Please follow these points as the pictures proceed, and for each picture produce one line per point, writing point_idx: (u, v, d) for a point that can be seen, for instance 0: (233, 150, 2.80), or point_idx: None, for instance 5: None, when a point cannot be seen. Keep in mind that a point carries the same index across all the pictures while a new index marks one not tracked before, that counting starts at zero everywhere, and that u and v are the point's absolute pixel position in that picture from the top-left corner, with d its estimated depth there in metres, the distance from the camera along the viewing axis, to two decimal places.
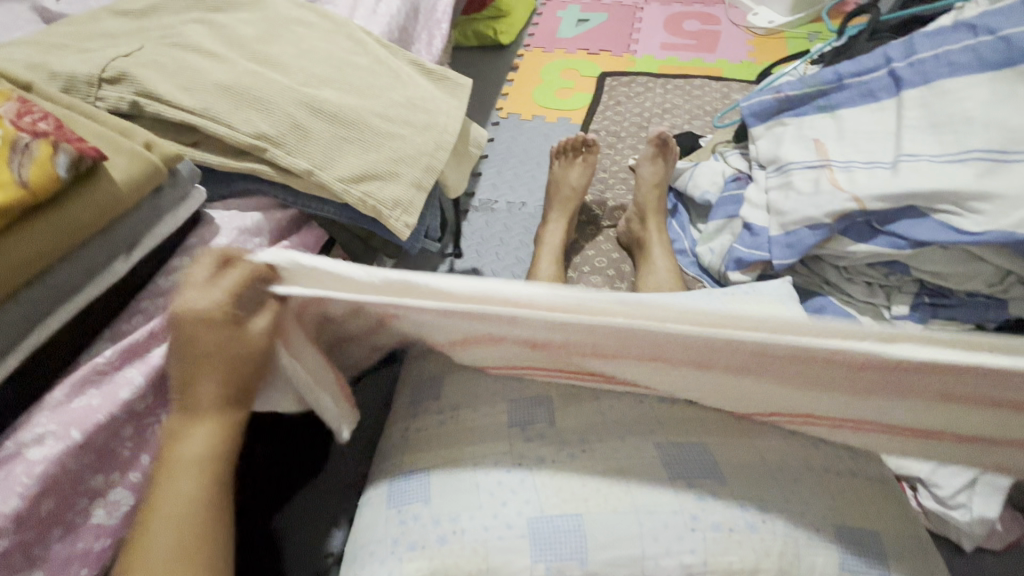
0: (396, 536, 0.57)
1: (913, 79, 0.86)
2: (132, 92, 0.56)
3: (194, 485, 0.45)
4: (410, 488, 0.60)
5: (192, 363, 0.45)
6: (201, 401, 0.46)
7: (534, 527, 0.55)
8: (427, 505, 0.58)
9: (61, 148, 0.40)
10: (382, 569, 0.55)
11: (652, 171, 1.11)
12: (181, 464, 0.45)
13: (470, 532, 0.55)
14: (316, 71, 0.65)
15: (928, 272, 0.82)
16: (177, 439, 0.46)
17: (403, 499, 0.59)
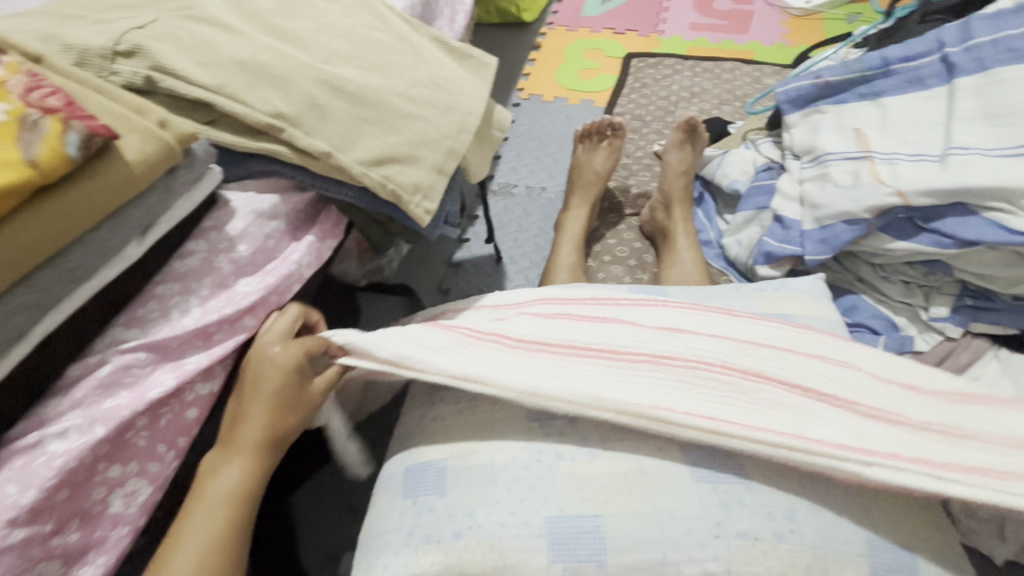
0: (411, 528, 0.56)
1: (968, 66, 0.80)
2: (146, 66, 0.54)
3: (219, 520, 0.47)
4: (425, 478, 0.59)
5: (245, 402, 0.50)
6: (242, 439, 0.49)
7: (552, 527, 0.53)
8: (442, 498, 0.57)
9: (71, 126, 0.38)
10: (395, 560, 0.54)
11: (679, 159, 1.07)
12: (213, 497, 0.47)
13: (486, 528, 0.54)
14: (336, 47, 0.62)
15: (972, 273, 0.77)
16: (215, 470, 0.48)
17: (418, 490, 0.59)
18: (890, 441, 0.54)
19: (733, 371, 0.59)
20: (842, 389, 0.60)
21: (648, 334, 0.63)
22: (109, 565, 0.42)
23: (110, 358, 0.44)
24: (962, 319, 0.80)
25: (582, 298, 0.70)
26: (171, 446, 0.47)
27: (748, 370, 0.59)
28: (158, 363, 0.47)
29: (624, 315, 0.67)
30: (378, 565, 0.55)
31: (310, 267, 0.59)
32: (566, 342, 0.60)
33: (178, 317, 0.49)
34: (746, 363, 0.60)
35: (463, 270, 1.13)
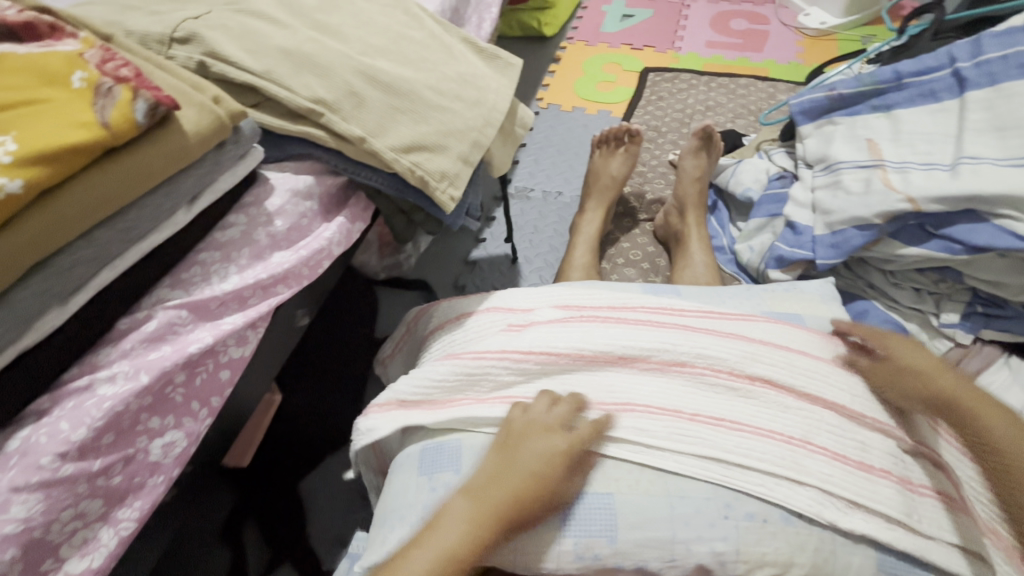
0: (427, 500, 0.57)
1: (979, 80, 0.83)
2: (200, 52, 0.58)
3: (427, 572, 0.49)
4: (441, 453, 0.60)
5: (513, 453, 0.55)
6: (537, 481, 0.53)
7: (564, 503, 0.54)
8: (458, 472, 0.58)
9: (140, 94, 0.42)
10: (412, 531, 0.56)
11: (693, 166, 1.10)
12: (435, 551, 0.50)
13: None
14: (373, 42, 0.66)
15: (984, 280, 0.79)
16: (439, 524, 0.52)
17: (434, 465, 0.60)
18: (885, 453, 0.57)
19: (739, 378, 0.61)
20: (851, 401, 0.60)
21: (666, 335, 0.65)
22: (145, 509, 0.45)
23: (156, 314, 0.47)
24: (973, 326, 0.81)
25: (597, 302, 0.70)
26: (205, 404, 0.50)
27: (755, 376, 0.61)
28: (198, 323, 0.50)
29: (637, 317, 0.68)
30: (395, 536, 0.56)
31: (339, 245, 0.63)
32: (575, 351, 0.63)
33: (217, 282, 0.52)
34: (756, 369, 0.62)
35: (479, 268, 1.16)
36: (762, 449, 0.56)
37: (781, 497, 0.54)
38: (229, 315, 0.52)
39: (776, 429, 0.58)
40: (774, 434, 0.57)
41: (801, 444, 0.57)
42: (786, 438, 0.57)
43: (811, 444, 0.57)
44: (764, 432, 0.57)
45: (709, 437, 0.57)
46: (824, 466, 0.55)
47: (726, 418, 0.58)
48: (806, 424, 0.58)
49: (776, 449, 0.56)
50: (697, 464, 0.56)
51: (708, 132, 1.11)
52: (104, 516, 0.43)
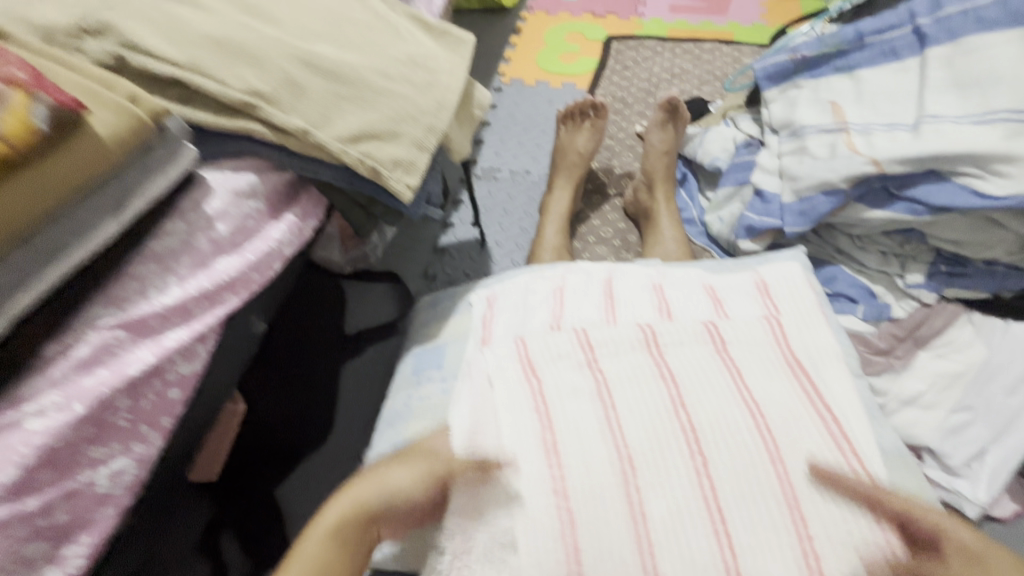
0: (415, 383, 0.72)
1: (939, 36, 0.82)
2: (114, 44, 0.53)
3: None
4: (432, 356, 0.75)
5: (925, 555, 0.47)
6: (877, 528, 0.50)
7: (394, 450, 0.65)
8: (440, 369, 0.72)
9: (38, 98, 0.38)
10: (404, 397, 0.71)
11: (587, 140, 1.09)
12: None
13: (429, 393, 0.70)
14: (310, 24, 0.62)
15: (947, 240, 0.80)
16: (366, 476, 0.50)
17: (423, 365, 0.74)
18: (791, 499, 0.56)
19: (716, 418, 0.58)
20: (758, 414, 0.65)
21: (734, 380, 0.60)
22: (96, 543, 0.42)
23: (87, 336, 0.44)
24: (937, 286, 0.82)
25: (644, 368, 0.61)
26: (155, 426, 0.47)
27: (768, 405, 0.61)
28: (138, 341, 0.46)
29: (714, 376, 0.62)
30: (393, 398, 0.73)
31: (291, 245, 0.60)
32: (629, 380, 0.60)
33: (156, 295, 0.49)
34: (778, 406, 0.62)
35: (448, 255, 1.10)
36: (708, 369, 0.60)
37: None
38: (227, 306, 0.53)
39: (794, 483, 0.53)
40: (546, 453, 0.53)
41: (809, 545, 0.50)
42: (624, 456, 0.54)
43: (660, 560, 0.49)
44: (751, 506, 0.52)
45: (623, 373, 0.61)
46: (624, 553, 0.50)
47: (728, 540, 0.50)
48: (601, 546, 0.50)
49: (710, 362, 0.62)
50: (539, 490, 0.51)
51: (597, 104, 1.11)
52: (49, 556, 0.40)
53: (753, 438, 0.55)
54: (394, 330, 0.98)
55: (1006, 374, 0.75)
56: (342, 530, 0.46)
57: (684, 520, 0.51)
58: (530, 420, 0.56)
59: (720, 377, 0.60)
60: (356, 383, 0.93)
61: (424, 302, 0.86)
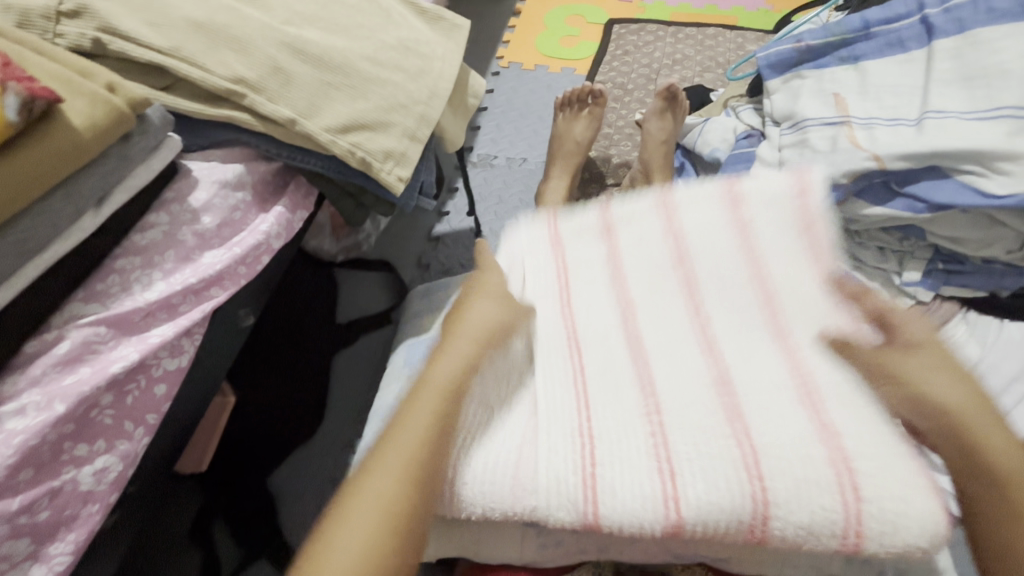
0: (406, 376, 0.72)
1: (947, 28, 0.80)
2: (92, 27, 0.50)
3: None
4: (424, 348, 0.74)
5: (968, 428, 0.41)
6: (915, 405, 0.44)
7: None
8: None
9: (8, 88, 0.36)
10: (394, 389, 0.71)
11: (585, 129, 1.07)
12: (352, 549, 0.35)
13: None
14: (298, 8, 0.59)
15: (946, 237, 0.79)
16: (461, 316, 0.49)
17: (415, 358, 0.74)
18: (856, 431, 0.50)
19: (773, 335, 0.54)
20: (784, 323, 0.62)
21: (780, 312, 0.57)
22: (81, 541, 0.42)
23: (68, 334, 0.43)
24: (934, 283, 0.81)
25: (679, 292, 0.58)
26: (141, 424, 0.47)
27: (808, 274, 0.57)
28: (121, 338, 0.46)
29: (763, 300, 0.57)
30: (383, 391, 0.73)
31: (280, 237, 0.58)
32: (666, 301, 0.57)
33: (140, 291, 0.48)
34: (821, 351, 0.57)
35: (443, 244, 1.09)
36: (730, 277, 0.57)
37: (552, 511, 0.45)
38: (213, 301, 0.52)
39: (835, 420, 0.46)
40: (575, 394, 0.51)
41: (846, 469, 0.44)
42: (647, 386, 0.51)
43: (680, 500, 0.43)
44: (781, 422, 0.47)
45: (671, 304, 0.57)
46: (642, 484, 0.45)
47: (754, 462, 0.44)
48: (614, 478, 0.45)
49: (721, 222, 0.59)
50: (560, 436, 0.48)
51: (596, 92, 1.08)
52: (34, 554, 0.40)
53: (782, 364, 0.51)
54: (386, 320, 0.97)
55: (998, 373, 0.76)
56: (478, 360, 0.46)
57: (710, 450, 0.46)
58: (554, 307, 0.58)
59: (727, 245, 0.58)
60: (348, 373, 0.93)
61: (418, 291, 0.85)
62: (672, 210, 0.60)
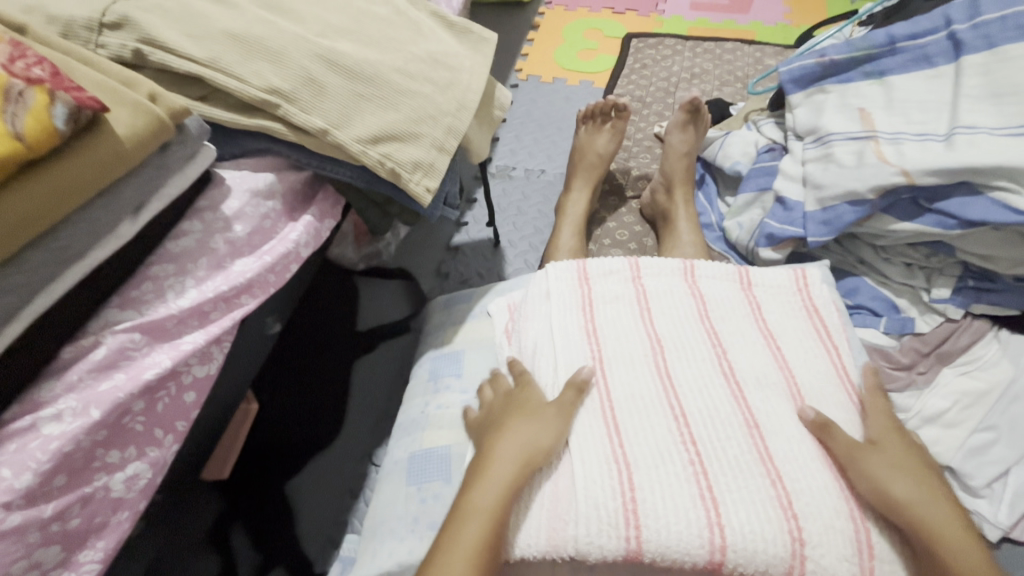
0: (432, 391, 0.71)
1: (975, 44, 0.79)
2: (133, 38, 0.51)
3: None
4: (450, 362, 0.74)
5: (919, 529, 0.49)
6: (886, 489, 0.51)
7: (411, 460, 0.65)
8: (459, 377, 0.71)
9: (57, 97, 0.37)
10: (421, 404, 0.71)
11: (606, 142, 1.07)
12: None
13: (445, 403, 0.69)
14: (331, 20, 0.60)
15: (977, 254, 0.77)
16: (501, 439, 0.53)
17: (441, 372, 0.73)
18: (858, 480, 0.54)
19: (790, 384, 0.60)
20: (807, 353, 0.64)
21: (792, 354, 0.63)
22: (110, 549, 0.42)
23: (104, 340, 0.43)
24: (964, 300, 0.80)
25: (701, 331, 0.64)
26: (170, 431, 0.47)
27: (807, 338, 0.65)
28: (154, 345, 0.46)
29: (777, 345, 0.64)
30: (408, 403, 0.72)
31: (308, 246, 0.59)
32: (693, 345, 0.63)
33: (173, 298, 0.48)
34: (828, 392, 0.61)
35: (462, 254, 1.09)
36: (748, 327, 0.65)
37: (596, 541, 0.49)
38: (242, 309, 0.52)
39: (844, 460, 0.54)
40: (605, 423, 0.56)
41: (863, 526, 0.51)
42: (677, 414, 0.57)
43: (725, 527, 0.49)
44: (806, 468, 0.53)
45: (690, 348, 0.63)
46: (687, 511, 0.50)
47: (788, 502, 0.50)
48: (657, 505, 0.50)
49: (733, 297, 0.68)
50: (596, 463, 0.53)
51: (618, 105, 1.08)
52: (64, 562, 0.40)
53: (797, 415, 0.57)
54: (406, 329, 0.97)
55: None
56: (518, 483, 0.50)
57: (744, 482, 0.52)
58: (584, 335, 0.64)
59: (746, 315, 0.66)
60: (368, 382, 0.92)
61: (439, 303, 0.85)
62: (696, 277, 0.69)
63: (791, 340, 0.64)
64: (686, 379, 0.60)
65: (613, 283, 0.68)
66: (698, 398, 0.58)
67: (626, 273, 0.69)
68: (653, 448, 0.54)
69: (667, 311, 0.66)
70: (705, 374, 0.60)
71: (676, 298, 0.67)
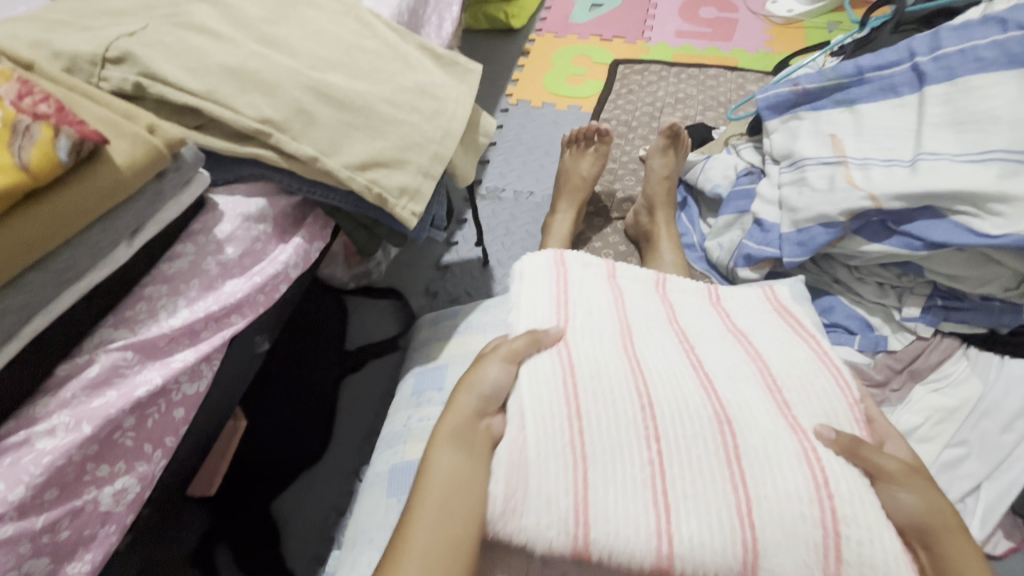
0: (415, 404, 0.73)
1: (937, 75, 0.83)
2: (135, 73, 0.55)
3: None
4: (432, 377, 0.76)
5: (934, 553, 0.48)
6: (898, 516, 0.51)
7: (393, 472, 0.67)
8: (440, 391, 0.73)
9: (61, 131, 0.40)
10: (403, 416, 0.73)
11: (591, 165, 1.11)
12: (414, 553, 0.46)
13: (427, 416, 0.71)
14: (323, 54, 0.64)
15: (944, 275, 0.80)
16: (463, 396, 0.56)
17: (424, 385, 0.75)
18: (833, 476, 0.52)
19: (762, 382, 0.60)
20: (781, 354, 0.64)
21: (763, 354, 0.64)
22: (97, 561, 0.44)
23: (98, 358, 0.45)
24: (933, 318, 0.83)
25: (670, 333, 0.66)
26: (159, 446, 0.48)
27: (780, 342, 0.66)
28: (146, 363, 0.48)
29: (747, 347, 0.65)
30: (393, 415, 0.74)
31: (297, 267, 0.61)
32: (664, 343, 0.64)
33: (165, 318, 0.50)
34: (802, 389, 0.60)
35: (451, 273, 1.12)
36: (717, 332, 0.67)
37: (546, 533, 0.48)
38: (231, 329, 0.54)
39: (823, 458, 0.52)
40: (567, 403, 0.54)
41: (834, 530, 0.48)
42: (645, 403, 0.55)
43: (674, 533, 0.48)
44: (774, 461, 0.51)
45: (660, 345, 0.64)
46: (638, 513, 0.49)
47: (747, 510, 0.49)
48: (610, 502, 0.49)
49: (704, 307, 0.71)
50: (556, 449, 0.51)
51: (602, 130, 1.12)
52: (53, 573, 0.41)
53: (768, 408, 0.56)
54: (394, 347, 0.99)
55: (999, 412, 0.76)
56: (473, 444, 0.52)
57: (703, 476, 0.51)
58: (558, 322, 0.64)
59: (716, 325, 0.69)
60: (356, 398, 0.96)
61: (426, 320, 0.87)
62: (665, 289, 0.73)
63: (762, 345, 0.65)
64: (654, 370, 0.60)
65: (590, 279, 0.70)
66: (666, 391, 0.58)
67: (601, 274, 0.72)
68: (615, 435, 0.53)
69: (639, 311, 0.68)
70: (672, 369, 0.61)
71: (648, 301, 0.70)
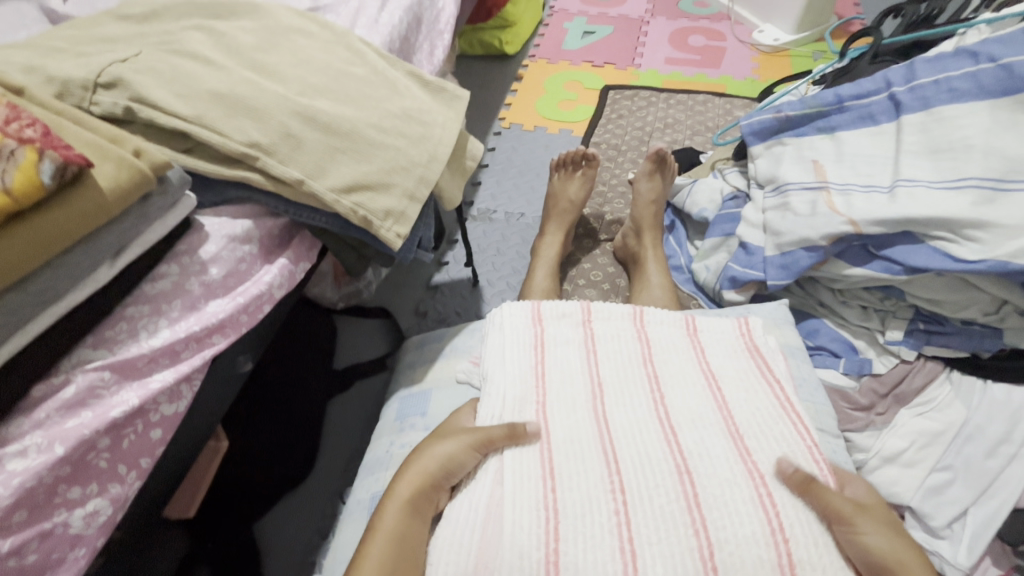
0: (397, 430, 0.73)
1: (913, 104, 0.85)
2: (125, 98, 0.56)
3: None
4: (416, 402, 0.75)
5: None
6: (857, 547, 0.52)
7: (373, 499, 0.66)
8: (423, 416, 0.73)
9: (46, 155, 0.41)
10: (386, 442, 0.72)
11: (579, 189, 1.13)
12: None
13: (408, 442, 0.70)
14: (312, 80, 0.65)
15: (924, 298, 0.81)
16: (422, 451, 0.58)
17: (407, 411, 0.75)
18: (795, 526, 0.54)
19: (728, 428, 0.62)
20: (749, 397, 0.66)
21: (731, 398, 0.66)
22: None
23: (74, 378, 0.45)
24: (915, 342, 0.83)
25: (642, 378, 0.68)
26: (133, 467, 0.48)
27: (749, 384, 0.68)
28: (123, 383, 0.48)
29: (717, 391, 0.67)
30: (377, 441, 0.74)
31: (281, 288, 0.62)
32: (634, 392, 0.66)
33: (145, 338, 0.50)
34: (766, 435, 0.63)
35: (441, 293, 1.12)
36: (688, 371, 0.69)
37: None
38: (212, 349, 0.54)
39: (778, 502, 0.55)
40: (542, 465, 0.58)
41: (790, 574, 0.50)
42: (611, 460, 0.59)
43: None
44: (733, 513, 0.54)
45: (630, 394, 0.66)
46: (607, 562, 0.51)
47: (709, 553, 0.51)
48: (579, 556, 0.51)
49: (679, 343, 0.72)
50: (529, 508, 0.54)
51: (589, 155, 1.14)
52: None
53: (733, 458, 0.59)
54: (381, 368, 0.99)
55: (983, 436, 0.75)
56: (418, 502, 0.54)
57: (669, 526, 0.53)
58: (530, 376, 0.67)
59: (689, 362, 0.70)
60: (341, 420, 0.95)
61: (413, 342, 0.87)
62: (643, 323, 0.73)
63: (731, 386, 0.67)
64: (625, 423, 0.62)
65: (563, 326, 0.72)
66: (635, 443, 0.60)
67: (576, 317, 0.73)
68: (583, 492, 0.56)
69: (612, 356, 0.70)
70: (642, 418, 0.63)
71: (622, 342, 0.71)
